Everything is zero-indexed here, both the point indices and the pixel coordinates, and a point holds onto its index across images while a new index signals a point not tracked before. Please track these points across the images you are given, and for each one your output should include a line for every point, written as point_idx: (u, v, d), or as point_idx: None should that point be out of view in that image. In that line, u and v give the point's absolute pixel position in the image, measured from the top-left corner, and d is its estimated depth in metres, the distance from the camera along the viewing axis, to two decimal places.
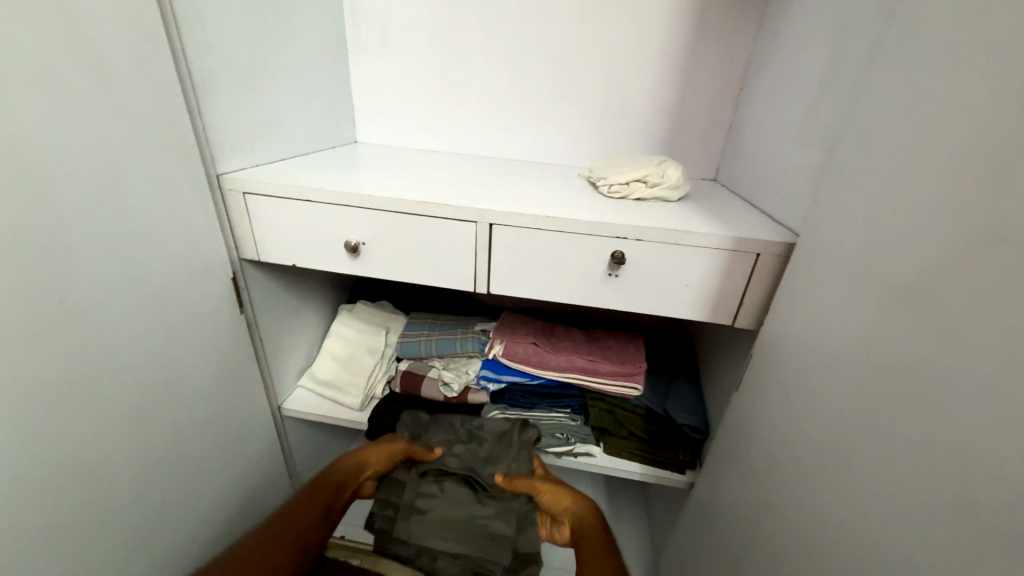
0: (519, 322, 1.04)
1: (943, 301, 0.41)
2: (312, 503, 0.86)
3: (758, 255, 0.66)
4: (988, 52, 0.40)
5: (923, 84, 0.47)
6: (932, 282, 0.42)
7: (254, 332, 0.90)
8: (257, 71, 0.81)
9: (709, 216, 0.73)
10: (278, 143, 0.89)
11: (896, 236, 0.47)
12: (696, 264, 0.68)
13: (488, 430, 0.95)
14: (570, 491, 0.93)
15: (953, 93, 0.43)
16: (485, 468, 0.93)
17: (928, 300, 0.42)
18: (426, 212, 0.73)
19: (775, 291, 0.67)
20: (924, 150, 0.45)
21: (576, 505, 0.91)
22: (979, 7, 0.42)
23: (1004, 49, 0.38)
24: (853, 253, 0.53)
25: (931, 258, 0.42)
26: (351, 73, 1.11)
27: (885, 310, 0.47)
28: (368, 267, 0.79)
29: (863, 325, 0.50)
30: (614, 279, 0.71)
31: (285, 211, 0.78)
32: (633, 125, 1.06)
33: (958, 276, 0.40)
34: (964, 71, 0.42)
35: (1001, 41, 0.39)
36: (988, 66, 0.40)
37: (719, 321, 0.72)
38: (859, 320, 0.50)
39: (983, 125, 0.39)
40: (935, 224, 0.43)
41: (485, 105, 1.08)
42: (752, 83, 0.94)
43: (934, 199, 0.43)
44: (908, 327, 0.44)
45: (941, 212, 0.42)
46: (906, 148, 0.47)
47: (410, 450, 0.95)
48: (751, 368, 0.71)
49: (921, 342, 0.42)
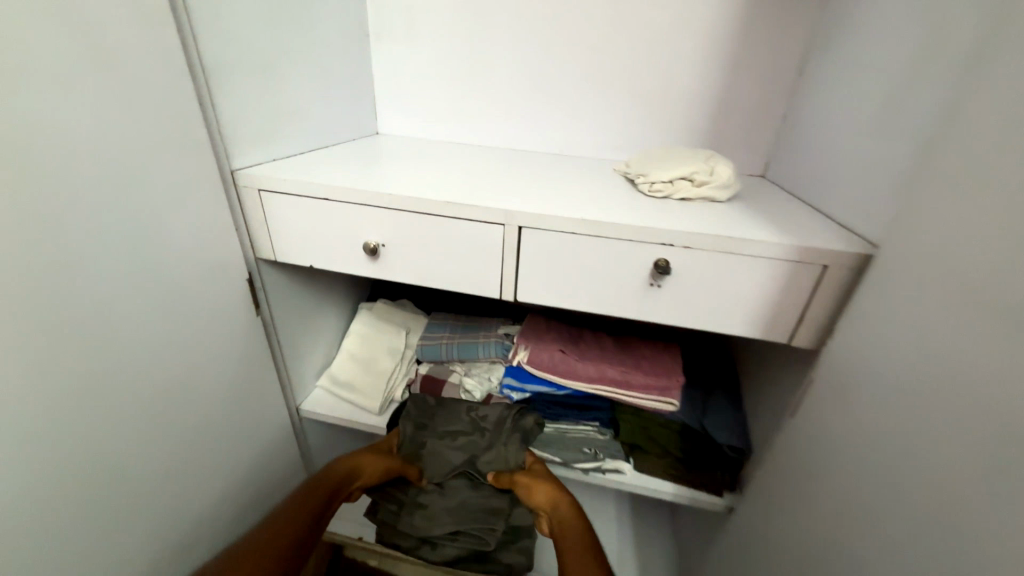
0: (545, 326, 0.97)
1: None
2: (300, 508, 0.79)
3: (826, 267, 0.58)
4: None
5: None
6: None
7: (271, 333, 0.87)
8: (273, 58, 0.76)
9: (766, 220, 0.65)
10: (295, 135, 0.84)
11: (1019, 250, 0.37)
12: (751, 275, 0.60)
13: (487, 417, 0.91)
14: (561, 486, 0.85)
15: None
16: (480, 457, 0.90)
17: None
18: (451, 213, 0.67)
19: (844, 307, 0.59)
20: None
21: (564, 503, 0.82)
22: None
23: None
24: (956, 269, 0.43)
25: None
26: (373, 59, 1.05)
27: (1002, 341, 0.38)
28: (388, 270, 0.74)
29: (967, 360, 0.41)
30: (657, 290, 0.64)
31: (302, 210, 0.73)
32: (675, 115, 0.97)
33: None
34: None
35: None
36: None
37: (775, 339, 0.64)
38: (961, 352, 0.41)
39: None
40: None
41: (513, 93, 1.01)
42: (813, 64, 0.84)
43: None
44: None
45: None
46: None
47: (405, 443, 0.92)
48: (809, 393, 0.64)
49: None
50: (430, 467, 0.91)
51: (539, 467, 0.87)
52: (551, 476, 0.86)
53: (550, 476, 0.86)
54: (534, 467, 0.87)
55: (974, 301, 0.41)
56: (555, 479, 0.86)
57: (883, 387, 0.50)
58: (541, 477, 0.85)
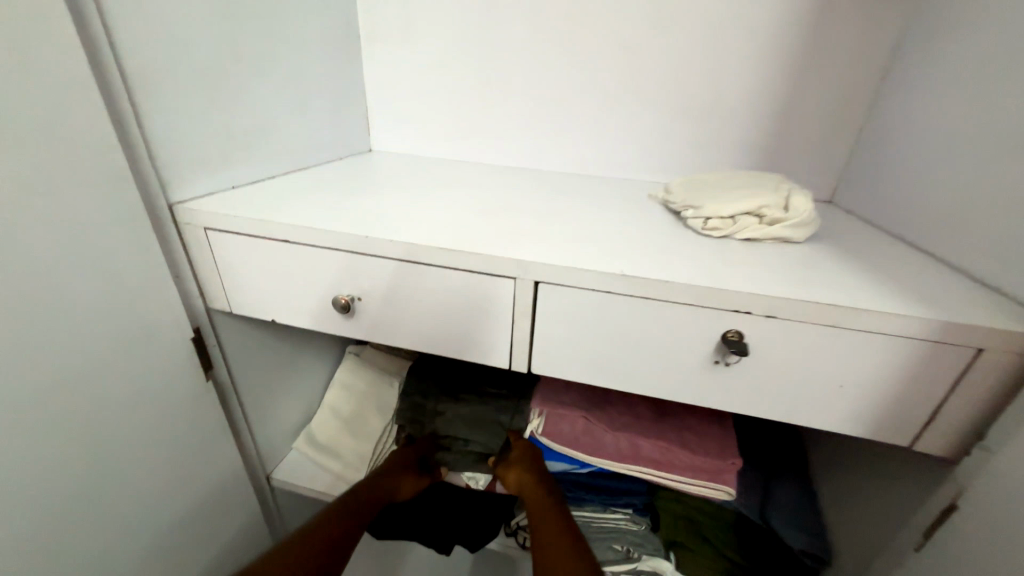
0: (565, 383, 0.79)
1: None
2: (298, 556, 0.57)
3: (978, 352, 0.41)
4: None
5: None
6: None
7: (230, 396, 0.71)
8: (229, 66, 0.62)
9: (872, 278, 0.48)
10: (258, 157, 0.70)
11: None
12: (863, 358, 0.43)
13: (508, 372, 0.81)
14: (554, 506, 0.65)
15: None
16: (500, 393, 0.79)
17: None
18: (446, 262, 0.51)
19: (1002, 411, 0.41)
20: None
21: (545, 518, 0.63)
22: None
23: None
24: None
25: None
26: (364, 68, 0.91)
27: None
28: (366, 328, 0.59)
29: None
30: (725, 370, 0.47)
31: (261, 252, 0.58)
32: (724, 130, 0.80)
33: None
34: None
35: None
36: None
37: (888, 440, 0.46)
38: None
39: None
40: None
41: (527, 103, 0.86)
42: (909, 66, 0.66)
43: None
44: None
45: None
46: None
47: (421, 382, 0.83)
48: (938, 516, 0.46)
49: None
50: (448, 392, 0.80)
51: (529, 455, 0.71)
52: (544, 479, 0.68)
53: (539, 479, 0.68)
54: (529, 456, 0.71)
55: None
56: (546, 489, 0.67)
57: None
58: (523, 474, 0.69)
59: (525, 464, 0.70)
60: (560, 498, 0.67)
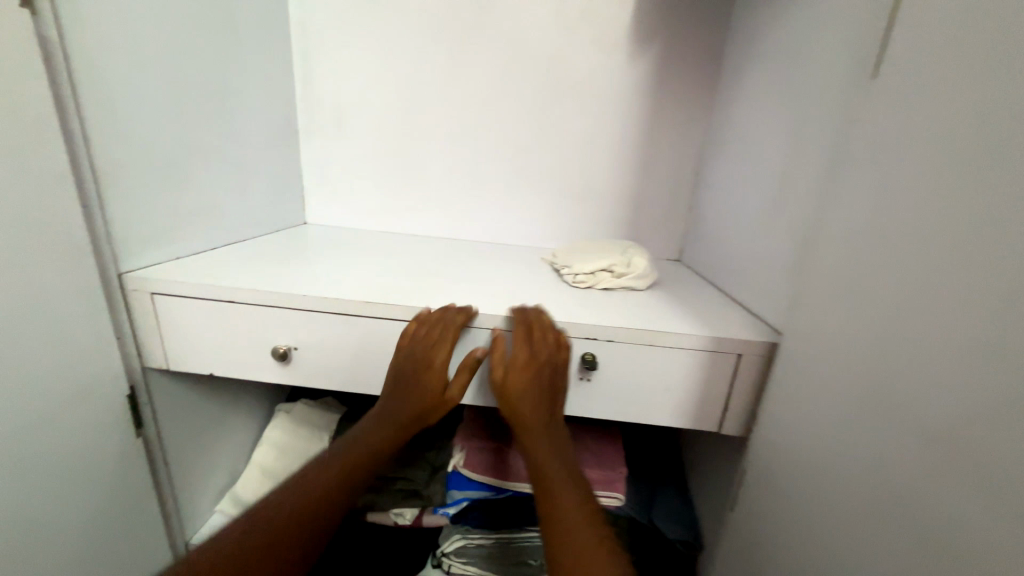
0: (485, 420, 0.90)
1: (979, 453, 0.34)
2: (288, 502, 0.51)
3: (740, 356, 0.61)
4: (954, 178, 0.38)
5: (882, 200, 0.45)
6: (959, 426, 0.36)
7: (156, 455, 0.73)
8: (178, 158, 0.73)
9: (681, 311, 0.68)
10: (199, 231, 0.79)
11: (917, 340, 0.40)
12: (675, 367, 0.62)
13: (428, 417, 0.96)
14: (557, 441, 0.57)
15: (914, 217, 0.41)
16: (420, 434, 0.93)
17: (960, 448, 0.36)
18: (371, 313, 0.64)
19: (762, 396, 0.61)
20: (901, 271, 0.42)
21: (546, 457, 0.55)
22: (927, 134, 0.41)
23: (979, 171, 0.36)
24: (866, 359, 0.45)
25: (998, 375, 0.34)
26: (301, 154, 1.06)
27: (904, 451, 0.40)
28: (301, 374, 0.68)
29: (889, 453, 0.41)
30: (587, 383, 0.63)
31: (204, 313, 0.67)
32: (597, 208, 1.04)
33: (993, 427, 0.33)
34: (926, 194, 0.40)
35: (963, 169, 0.37)
36: (952, 195, 0.38)
37: (705, 427, 0.65)
38: (885, 441, 0.42)
39: (966, 255, 0.37)
40: (985, 329, 0.35)
41: (444, 187, 1.05)
42: (709, 167, 0.95)
43: (936, 323, 0.38)
44: (935, 477, 0.37)
45: (954, 335, 0.37)
46: (882, 260, 0.44)
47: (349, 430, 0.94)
48: (744, 480, 0.64)
49: (953, 499, 0.36)
50: None
51: (542, 366, 0.59)
52: (550, 405, 0.59)
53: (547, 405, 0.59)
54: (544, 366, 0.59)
55: (889, 392, 0.42)
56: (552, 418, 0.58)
57: (816, 477, 0.50)
58: (527, 398, 0.58)
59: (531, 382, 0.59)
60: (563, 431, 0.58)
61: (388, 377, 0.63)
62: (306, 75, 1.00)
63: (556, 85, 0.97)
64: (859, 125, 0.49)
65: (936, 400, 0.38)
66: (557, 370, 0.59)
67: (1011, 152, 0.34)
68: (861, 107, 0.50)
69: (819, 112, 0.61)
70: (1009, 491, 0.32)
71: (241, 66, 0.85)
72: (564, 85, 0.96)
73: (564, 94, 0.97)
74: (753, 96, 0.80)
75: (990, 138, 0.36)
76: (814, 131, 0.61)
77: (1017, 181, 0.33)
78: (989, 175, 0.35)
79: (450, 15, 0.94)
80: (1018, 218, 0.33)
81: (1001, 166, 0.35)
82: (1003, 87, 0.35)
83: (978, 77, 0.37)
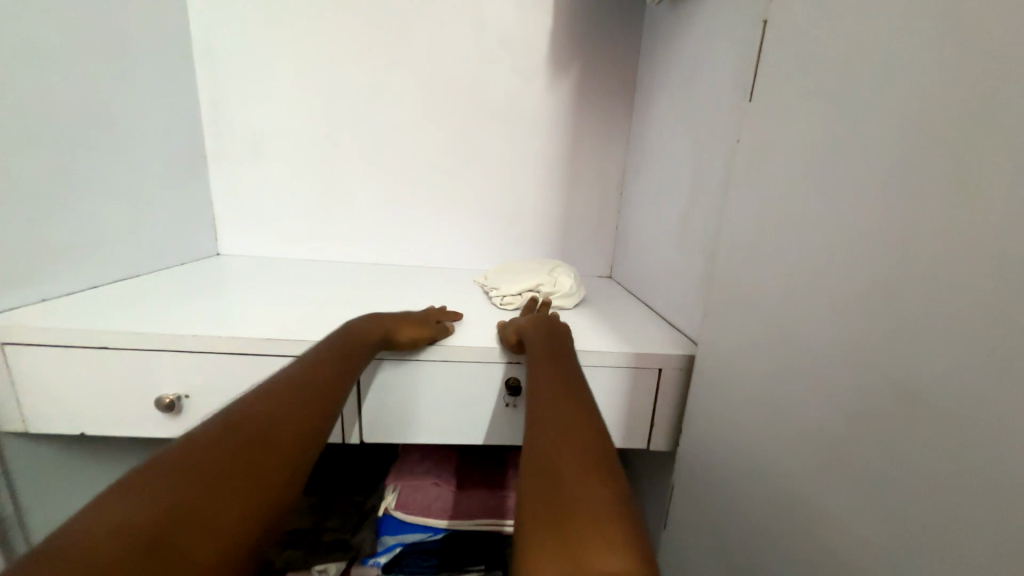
0: (419, 455, 0.86)
1: (858, 452, 0.35)
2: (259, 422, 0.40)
3: (660, 370, 0.62)
4: (820, 191, 0.41)
5: (769, 213, 0.48)
6: (842, 428, 0.37)
7: (7, 502, 0.62)
8: (49, 186, 0.65)
9: (604, 329, 0.69)
10: (73, 268, 0.70)
11: (803, 346, 0.42)
12: (600, 385, 0.62)
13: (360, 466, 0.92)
14: (553, 344, 0.57)
15: (793, 230, 0.44)
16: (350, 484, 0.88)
17: (842, 448, 0.37)
18: (277, 350, 0.59)
19: (684, 409, 0.62)
20: (788, 281, 0.44)
21: (542, 354, 0.55)
22: (799, 151, 0.44)
23: (840, 184, 0.39)
24: (766, 367, 0.47)
25: (862, 376, 0.35)
26: (211, 180, 0.98)
27: (802, 455, 0.41)
28: (194, 423, 0.61)
29: (790, 459, 0.43)
30: (512, 409, 0.66)
31: (70, 363, 0.58)
32: (527, 229, 1.04)
33: (868, 426, 0.35)
34: (801, 208, 0.43)
35: (826, 181, 0.40)
36: (822, 207, 0.40)
37: (634, 444, 0.65)
38: (787, 449, 0.43)
39: (837, 262, 0.38)
40: (854, 333, 0.36)
41: (369, 211, 1.01)
42: (630, 186, 0.99)
43: (819, 330, 0.40)
44: (826, 478, 0.38)
45: (833, 339, 0.39)
46: (773, 271, 0.46)
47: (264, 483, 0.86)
48: (674, 495, 0.63)
49: (842, 499, 0.37)
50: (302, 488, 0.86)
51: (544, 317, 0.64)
52: (548, 327, 0.61)
53: (544, 327, 0.61)
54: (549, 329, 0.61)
55: (786, 400, 0.43)
56: (548, 331, 0.60)
57: (734, 487, 0.50)
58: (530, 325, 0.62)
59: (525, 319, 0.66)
60: (563, 334, 0.61)
61: (370, 332, 0.60)
62: (215, 96, 0.94)
63: (480, 110, 0.97)
64: (748, 145, 0.52)
65: (823, 404, 0.39)
66: (556, 313, 0.68)
67: (862, 171, 0.37)
68: (748, 128, 0.53)
69: (716, 133, 0.64)
70: (887, 495, 0.33)
71: (136, 91, 0.78)
72: (487, 108, 0.97)
73: (488, 120, 0.98)
74: (663, 118, 0.84)
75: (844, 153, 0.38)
76: (712, 152, 0.65)
77: (867, 191, 0.36)
78: (847, 185, 0.38)
79: (368, 41, 0.93)
80: (871, 230, 0.35)
81: (855, 179, 0.37)
82: (851, 111, 0.38)
83: (832, 102, 0.40)
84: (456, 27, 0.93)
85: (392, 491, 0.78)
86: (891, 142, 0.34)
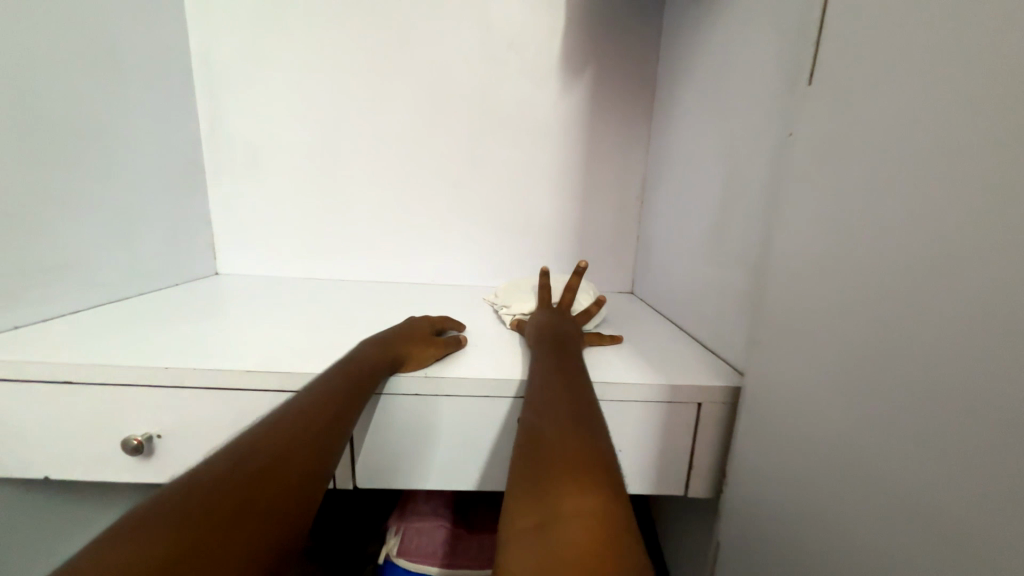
0: (426, 493, 0.77)
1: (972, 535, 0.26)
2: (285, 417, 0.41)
3: (699, 404, 0.53)
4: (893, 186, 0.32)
5: (823, 217, 0.39)
6: (943, 498, 0.28)
7: None
8: (33, 207, 0.60)
9: (631, 356, 0.60)
10: (55, 293, 0.65)
11: (879, 384, 0.32)
12: (627, 423, 0.53)
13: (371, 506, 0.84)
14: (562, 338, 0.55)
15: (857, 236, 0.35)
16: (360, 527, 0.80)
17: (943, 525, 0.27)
18: (260, 384, 0.52)
19: (728, 451, 0.53)
20: (853, 298, 0.35)
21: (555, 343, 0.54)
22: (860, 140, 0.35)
23: (922, 176, 0.30)
24: (828, 408, 0.37)
25: (976, 432, 0.26)
26: (210, 197, 0.94)
27: (884, 528, 0.31)
28: (168, 467, 0.54)
29: (867, 531, 0.33)
30: None
31: (33, 399, 0.52)
32: (541, 242, 0.97)
33: (987, 501, 0.25)
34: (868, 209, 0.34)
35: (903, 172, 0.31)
36: (897, 206, 0.31)
37: (668, 491, 0.56)
38: (861, 517, 0.33)
39: (925, 276, 0.29)
40: (956, 371, 0.27)
41: (373, 227, 0.96)
42: (651, 195, 0.91)
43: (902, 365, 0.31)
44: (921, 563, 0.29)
45: (924, 378, 0.29)
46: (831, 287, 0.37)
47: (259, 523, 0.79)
48: (717, 552, 0.54)
49: None
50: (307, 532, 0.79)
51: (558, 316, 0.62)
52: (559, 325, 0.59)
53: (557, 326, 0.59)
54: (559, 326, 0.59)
55: (860, 454, 0.34)
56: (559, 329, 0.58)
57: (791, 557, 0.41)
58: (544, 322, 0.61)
59: (539, 317, 0.63)
60: (574, 335, 0.57)
61: (375, 339, 0.57)
62: (213, 109, 0.90)
63: (491, 117, 0.91)
64: (794, 139, 0.44)
65: (914, 464, 0.29)
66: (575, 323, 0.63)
67: (953, 157, 0.28)
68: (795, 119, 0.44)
69: (752, 131, 0.56)
70: None
71: (129, 104, 0.74)
72: (498, 115, 0.91)
73: (496, 127, 0.91)
74: (688, 119, 0.76)
75: (928, 135, 0.29)
76: (748, 152, 0.57)
77: (966, 184, 0.27)
78: (934, 176, 0.29)
79: (369, 47, 0.88)
80: (997, 239, 0.25)
81: (945, 168, 0.28)
82: (946, 80, 0.28)
83: (913, 73, 0.31)
84: (462, 30, 0.87)
85: (394, 534, 0.70)
86: (1010, 118, 0.25)
